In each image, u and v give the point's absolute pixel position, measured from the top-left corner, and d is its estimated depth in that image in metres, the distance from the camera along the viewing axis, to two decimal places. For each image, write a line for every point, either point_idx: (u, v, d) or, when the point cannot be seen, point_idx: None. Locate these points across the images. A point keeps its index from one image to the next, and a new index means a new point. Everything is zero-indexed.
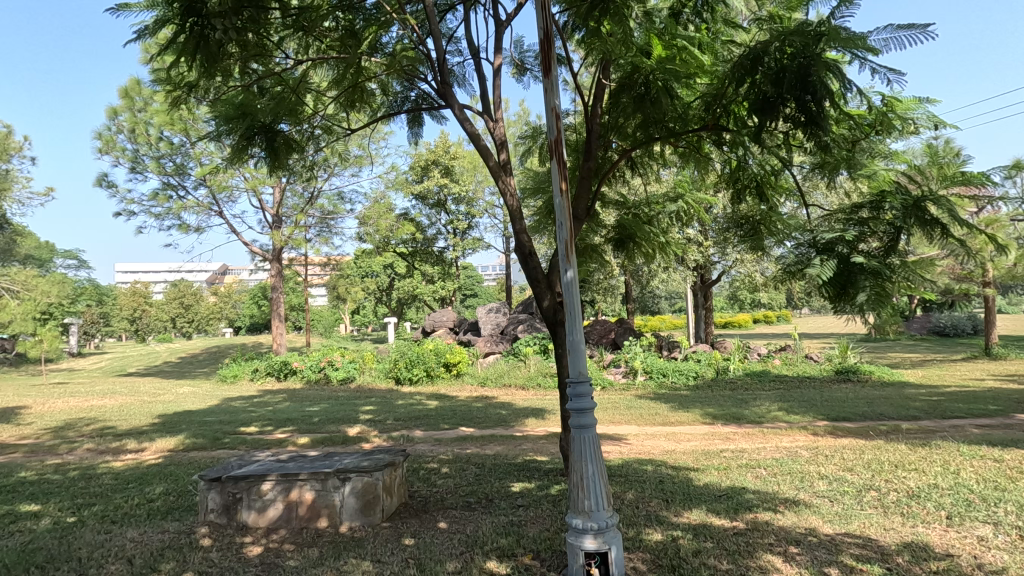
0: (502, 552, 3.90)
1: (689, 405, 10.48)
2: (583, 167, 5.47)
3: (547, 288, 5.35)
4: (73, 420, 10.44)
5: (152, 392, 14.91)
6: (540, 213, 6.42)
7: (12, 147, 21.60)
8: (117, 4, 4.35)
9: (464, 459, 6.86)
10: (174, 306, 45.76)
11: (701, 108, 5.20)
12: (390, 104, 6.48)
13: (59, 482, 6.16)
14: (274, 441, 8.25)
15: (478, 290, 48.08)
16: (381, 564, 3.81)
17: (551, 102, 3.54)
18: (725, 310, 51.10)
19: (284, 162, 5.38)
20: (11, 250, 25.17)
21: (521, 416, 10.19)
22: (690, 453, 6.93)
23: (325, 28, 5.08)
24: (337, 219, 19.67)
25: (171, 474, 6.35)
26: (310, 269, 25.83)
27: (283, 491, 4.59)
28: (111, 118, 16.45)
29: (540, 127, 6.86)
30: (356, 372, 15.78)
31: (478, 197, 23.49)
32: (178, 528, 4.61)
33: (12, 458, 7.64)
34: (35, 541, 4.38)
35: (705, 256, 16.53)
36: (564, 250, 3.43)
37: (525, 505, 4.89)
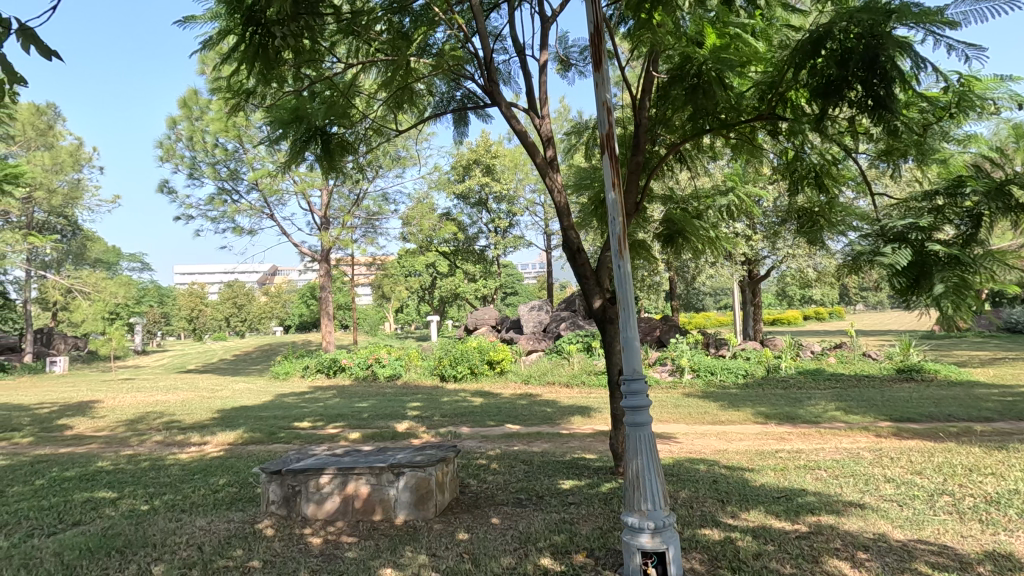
0: (556, 549, 3.89)
1: (740, 404, 10.20)
2: (631, 162, 5.39)
3: (596, 285, 5.31)
4: (142, 414, 11.07)
5: (210, 388, 15.62)
6: (588, 208, 6.35)
7: (84, 158, 23.13)
8: (184, 17, 4.58)
9: (512, 456, 6.90)
10: (228, 306, 47.76)
11: (755, 98, 5.04)
12: (436, 104, 6.54)
13: (132, 472, 6.55)
14: (327, 435, 8.52)
15: (518, 288, 48.25)
16: (437, 558, 3.86)
17: (603, 96, 3.49)
18: (774, 306, 49.49)
19: (338, 164, 5.51)
20: (83, 254, 26.95)
21: (566, 414, 10.16)
22: (744, 453, 6.74)
23: (376, 32, 5.18)
24: (382, 219, 20.09)
25: (233, 467, 6.65)
26: (356, 269, 26.51)
27: (340, 485, 4.72)
28: (170, 126, 17.25)
29: (585, 123, 6.80)
30: (402, 369, 16.13)
31: (519, 195, 23.56)
32: (242, 518, 4.80)
33: (89, 448, 8.15)
34: (114, 527, 4.65)
35: (754, 251, 16.04)
36: (617, 245, 3.37)
37: (576, 504, 4.86)
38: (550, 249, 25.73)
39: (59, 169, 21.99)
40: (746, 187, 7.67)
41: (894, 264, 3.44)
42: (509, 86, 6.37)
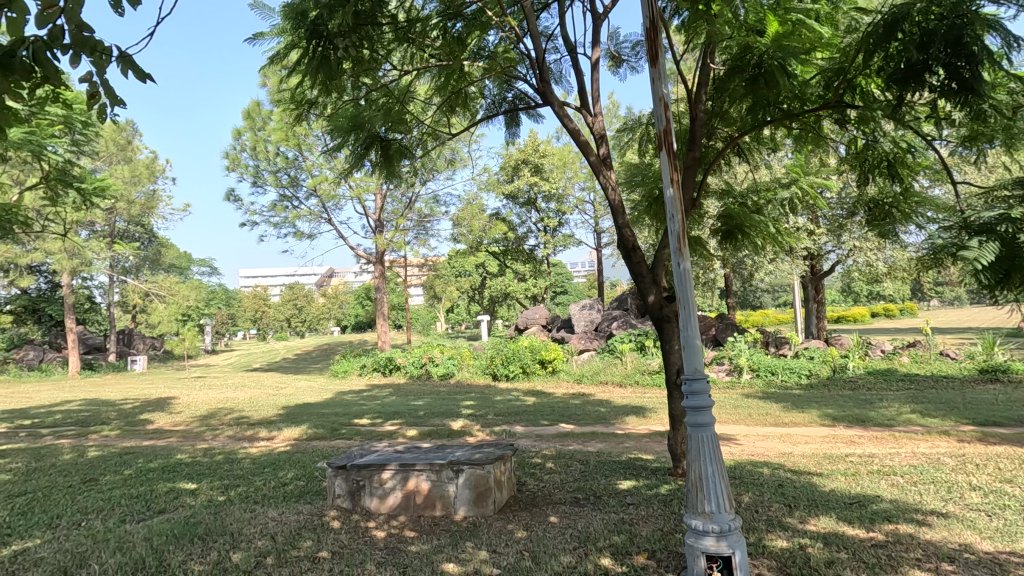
0: (616, 550, 3.86)
1: (805, 405, 9.79)
2: (687, 157, 5.26)
3: (652, 283, 5.23)
4: (214, 410, 11.74)
5: (274, 385, 16.38)
6: (642, 205, 6.25)
7: (158, 170, 24.71)
8: (253, 34, 4.85)
9: (567, 455, 6.89)
10: (289, 307, 49.95)
11: (820, 85, 4.83)
12: (489, 106, 6.59)
13: (208, 465, 6.97)
14: (385, 432, 8.76)
15: (568, 288, 48.04)
16: (497, 554, 3.91)
17: (660, 92, 3.39)
18: (838, 303, 47.10)
19: (395, 169, 5.65)
20: (158, 260, 28.82)
21: (620, 414, 10.06)
22: (810, 457, 6.46)
23: (430, 38, 5.28)
24: (433, 221, 20.50)
25: (300, 461, 6.95)
26: (408, 269, 27.14)
27: (401, 480, 4.87)
28: (236, 137, 18.18)
29: (638, 119, 6.71)
30: (455, 368, 16.39)
31: (568, 193, 23.51)
32: (311, 510, 5.02)
33: (169, 442, 8.72)
34: (195, 515, 4.97)
35: (817, 246, 15.33)
36: (676, 243, 3.27)
37: (635, 504, 4.81)
38: (600, 247, 25.44)
39: (137, 181, 23.60)
40: (809, 179, 7.36)
41: (978, 260, 3.19)
42: (560, 85, 6.34)
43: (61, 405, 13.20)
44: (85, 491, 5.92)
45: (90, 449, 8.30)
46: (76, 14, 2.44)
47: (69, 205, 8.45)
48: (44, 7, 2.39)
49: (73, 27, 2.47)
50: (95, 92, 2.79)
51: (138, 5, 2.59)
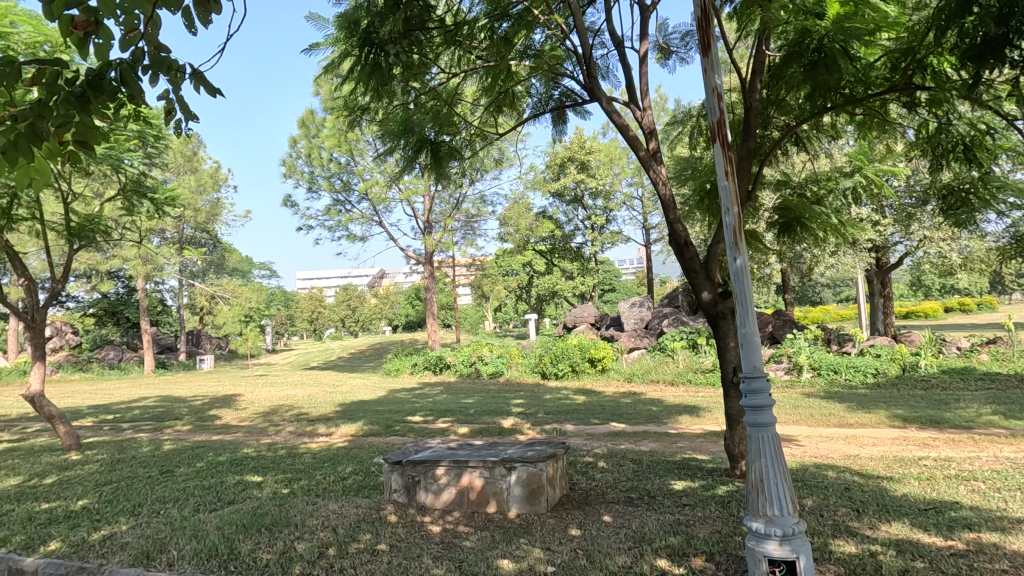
0: (672, 551, 3.79)
1: (871, 405, 9.29)
2: (741, 148, 5.09)
3: (706, 279, 5.10)
4: (276, 407, 12.29)
5: (331, 383, 16.96)
6: (693, 199, 6.09)
7: (221, 179, 26.03)
8: (309, 45, 5.06)
9: (619, 454, 6.82)
10: (343, 307, 51.63)
11: (886, 67, 4.58)
12: (536, 105, 6.60)
13: (272, 459, 7.31)
14: (437, 429, 8.93)
15: (616, 285, 47.44)
16: (551, 552, 3.91)
17: (712, 82, 3.26)
18: (908, 298, 44.44)
19: (445, 170, 5.73)
20: (223, 265, 30.38)
21: (673, 413, 9.85)
22: (879, 459, 6.13)
23: (476, 41, 5.33)
24: (480, 221, 20.71)
25: (357, 456, 7.19)
26: (456, 269, 27.51)
27: (455, 476, 4.96)
28: (292, 145, 18.93)
29: (688, 111, 6.54)
30: (504, 367, 16.48)
31: (616, 189, 23.33)
32: (369, 504, 5.18)
33: (236, 437, 9.20)
34: (263, 506, 5.23)
35: (883, 237, 14.50)
36: (732, 238, 3.15)
37: (691, 505, 4.71)
38: (649, 243, 24.98)
39: (202, 190, 24.96)
40: (874, 166, 6.98)
41: None
42: (607, 80, 6.27)
43: (139, 402, 14.14)
44: (162, 482, 6.33)
45: (166, 442, 8.86)
46: (155, 37, 2.61)
47: (144, 213, 9.03)
48: (127, 30, 2.57)
49: (152, 48, 2.65)
50: (171, 108, 2.97)
51: (210, 24, 2.73)
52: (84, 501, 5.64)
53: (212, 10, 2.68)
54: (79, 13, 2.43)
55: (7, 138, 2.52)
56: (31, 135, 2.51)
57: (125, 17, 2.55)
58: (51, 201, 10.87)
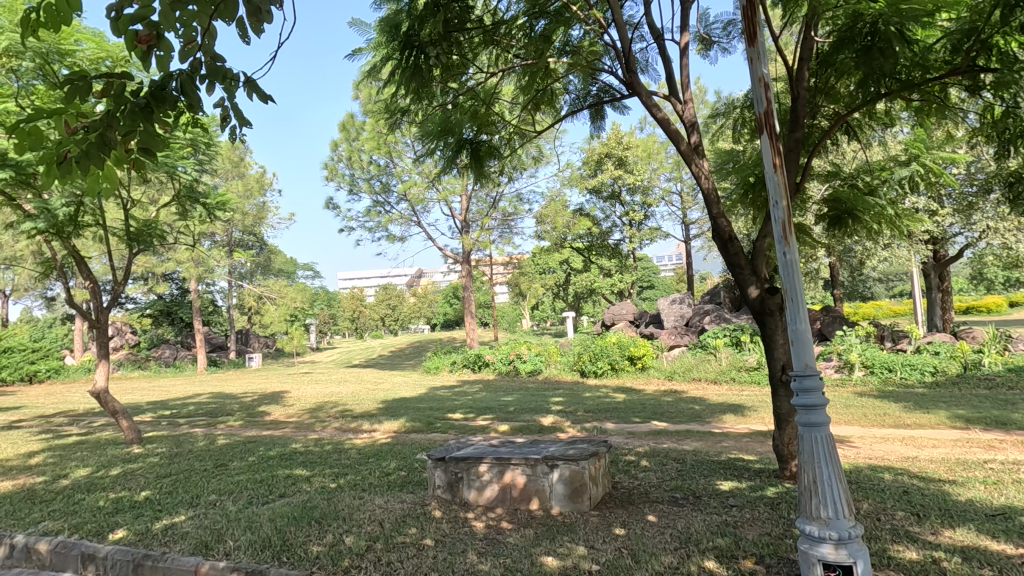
0: (720, 552, 3.72)
1: (930, 405, 8.85)
2: (788, 139, 4.91)
3: (752, 275, 4.97)
4: (321, 403, 12.65)
5: (373, 381, 17.33)
6: (737, 193, 5.92)
7: (267, 183, 26.95)
8: (352, 51, 5.19)
9: (662, 453, 6.73)
10: (383, 306, 52.66)
11: (947, 49, 4.35)
12: (573, 101, 6.55)
13: (319, 454, 7.54)
14: (478, 427, 9.02)
15: (655, 282, 46.82)
16: (596, 550, 3.89)
17: (758, 72, 3.11)
18: (968, 292, 42.06)
19: (484, 168, 5.76)
20: (269, 266, 31.45)
21: (716, 411, 9.65)
22: (940, 462, 5.84)
23: (513, 39, 5.33)
24: (517, 219, 20.76)
25: (400, 453, 7.32)
26: (494, 268, 27.66)
27: (498, 473, 4.99)
28: (333, 149, 19.40)
29: (731, 102, 6.37)
30: (542, 365, 16.49)
31: (654, 184, 23.16)
32: (414, 499, 5.27)
33: (285, 432, 9.53)
34: (312, 500, 5.40)
35: (942, 229, 13.76)
36: (781, 231, 3.01)
37: (738, 506, 4.60)
38: (688, 239, 24.47)
39: (249, 195, 25.89)
40: (931, 154, 6.64)
41: None
42: (647, 74, 6.18)
43: (194, 398, 14.81)
44: (218, 475, 6.62)
45: (220, 437, 9.25)
46: (211, 47, 2.72)
47: (197, 218, 9.42)
48: (186, 42, 2.68)
49: (209, 58, 2.76)
50: (226, 115, 3.08)
51: (262, 33, 2.82)
52: (146, 492, 5.96)
53: (264, 20, 2.77)
54: (142, 27, 2.56)
55: (80, 148, 2.69)
56: (101, 144, 2.67)
57: (183, 30, 2.66)
58: (112, 208, 11.48)
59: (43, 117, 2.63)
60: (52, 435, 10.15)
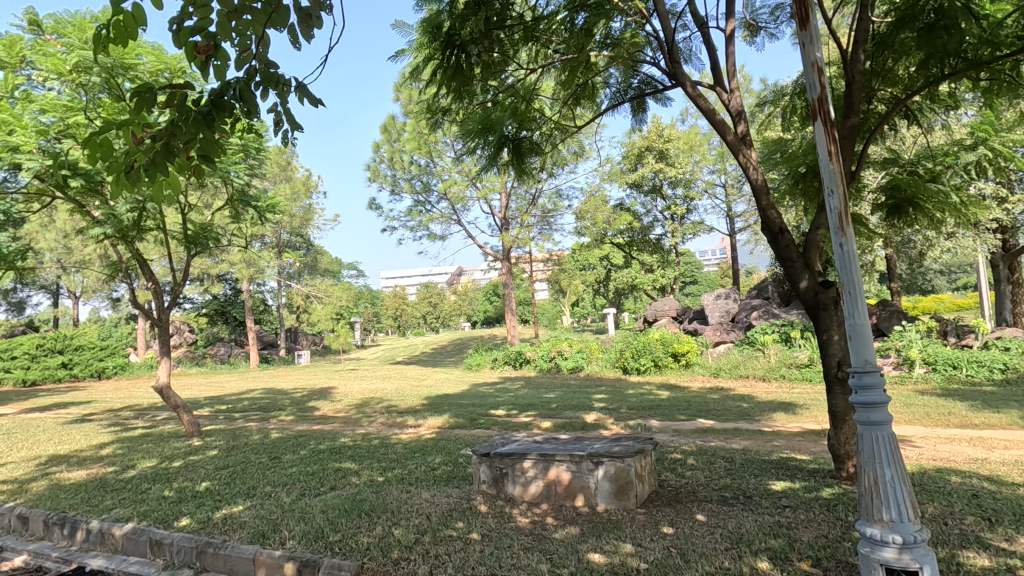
0: (773, 554, 3.62)
1: (1000, 405, 8.32)
2: (843, 126, 4.69)
3: (804, 268, 4.79)
4: (367, 399, 12.97)
5: (417, 377, 17.64)
6: (787, 183, 5.71)
7: (313, 186, 27.77)
8: (394, 53, 5.28)
9: (710, 451, 6.57)
10: (424, 305, 53.56)
11: (1019, 23, 4.08)
12: (615, 95, 6.48)
13: (366, 448, 7.73)
14: (521, 423, 9.04)
15: (697, 277, 45.83)
16: (643, 549, 3.85)
17: (811, 56, 2.96)
18: None
19: (526, 164, 5.76)
20: (316, 266, 32.44)
21: (766, 410, 9.35)
22: (1012, 464, 5.49)
23: (552, 34, 5.29)
24: (557, 216, 20.69)
25: (445, 448, 7.43)
26: (533, 265, 27.68)
27: (542, 470, 5.00)
28: (375, 150, 19.80)
29: (781, 89, 6.14)
30: (584, 361, 16.40)
31: (696, 177, 22.63)
32: (459, 494, 5.34)
33: (334, 427, 9.82)
34: (361, 493, 5.55)
35: (1012, 216, 12.90)
36: (837, 222, 2.85)
37: (792, 507, 4.45)
38: (733, 232, 23.80)
39: (296, 197, 26.77)
40: (1000, 138, 6.23)
41: None
42: (691, 63, 6.03)
43: (248, 394, 15.45)
44: (273, 467, 6.89)
45: (272, 431, 9.61)
46: (265, 55, 2.82)
47: (248, 220, 9.81)
48: (241, 51, 2.80)
49: (263, 65, 2.86)
50: (280, 119, 3.18)
51: (312, 38, 2.90)
52: (207, 482, 6.26)
53: (314, 25, 2.85)
54: (202, 38, 2.67)
55: (148, 156, 2.86)
56: (166, 152, 2.83)
57: (239, 40, 2.77)
58: (171, 213, 12.07)
59: (113, 129, 2.79)
60: (120, 428, 10.77)
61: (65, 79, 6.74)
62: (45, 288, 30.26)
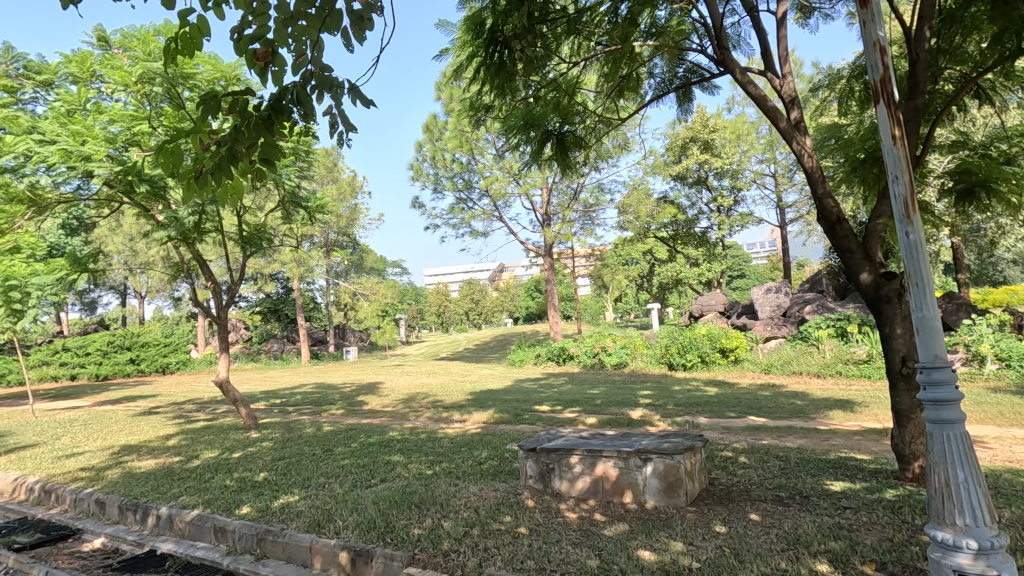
0: (834, 557, 3.48)
1: None
2: (907, 108, 4.44)
3: (865, 259, 4.56)
4: (414, 394, 13.21)
5: (462, 373, 17.86)
6: (844, 170, 5.46)
7: (358, 186, 28.43)
8: (439, 52, 5.34)
9: (763, 450, 6.38)
10: (467, 301, 54.21)
11: None
12: (659, 86, 6.35)
13: (414, 442, 7.88)
14: (566, 419, 9.02)
15: (746, 270, 44.43)
16: (694, 548, 3.76)
17: (873, 35, 2.81)
18: None
19: (571, 159, 5.70)
20: (363, 265, 33.26)
21: (822, 407, 9.00)
22: None
23: (594, 26, 5.22)
24: (599, 210, 20.49)
25: (491, 443, 7.49)
26: (576, 260, 27.50)
27: (589, 465, 4.99)
28: (418, 150, 20.08)
29: (838, 73, 5.87)
30: (628, 357, 16.20)
31: (744, 167, 21.91)
32: (507, 488, 5.37)
33: (382, 421, 10.06)
34: (410, 485, 5.66)
35: None
36: (903, 210, 2.68)
37: (853, 508, 4.27)
38: (784, 224, 22.96)
39: (342, 198, 27.47)
40: None
41: None
42: (739, 49, 5.85)
43: (300, 388, 16.05)
44: (326, 459, 7.13)
45: (324, 424, 9.94)
46: (319, 59, 2.90)
47: (299, 221, 10.14)
48: (297, 56, 2.89)
49: (318, 69, 2.94)
50: (334, 122, 3.27)
51: (364, 40, 2.97)
52: (265, 473, 6.53)
53: (366, 27, 2.92)
54: (260, 45, 2.77)
55: (213, 161, 3.00)
56: (231, 157, 2.97)
57: (295, 45, 2.86)
58: (227, 215, 12.60)
59: (180, 137, 2.94)
60: (184, 420, 11.37)
61: (131, 90, 7.15)
62: (115, 288, 32.25)
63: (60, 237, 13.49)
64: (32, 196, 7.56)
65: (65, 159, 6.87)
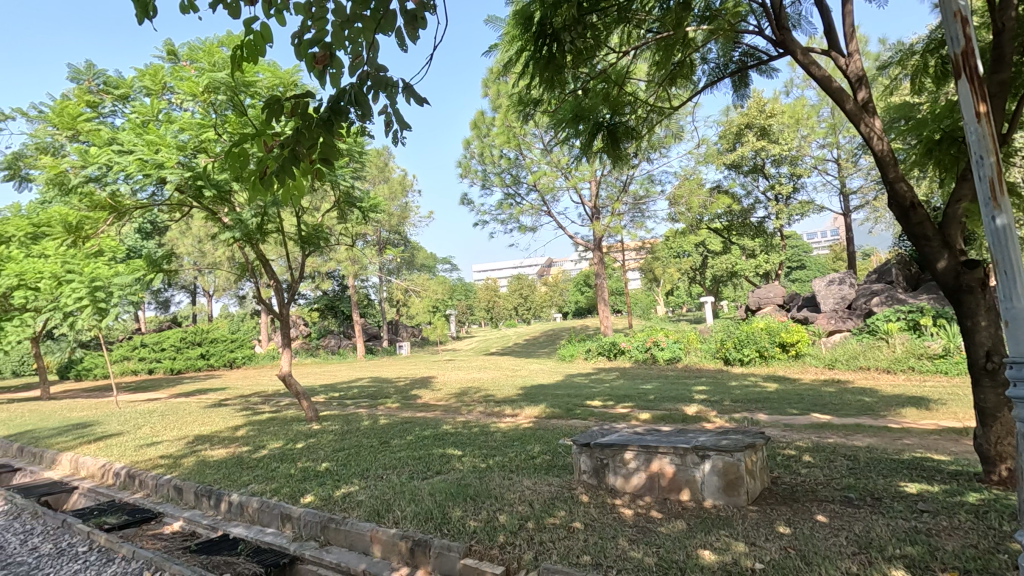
0: (910, 563, 3.29)
1: None
2: (991, 82, 4.11)
3: (943, 246, 4.26)
4: (466, 388, 13.41)
5: (512, 368, 17.97)
6: (917, 153, 5.11)
7: (408, 185, 29.02)
8: (488, 48, 5.37)
9: (829, 449, 6.09)
10: (516, 297, 54.51)
11: None
12: (714, 72, 6.13)
13: (467, 435, 8.00)
14: (619, 414, 8.92)
15: (806, 261, 42.51)
16: (758, 548, 3.65)
17: (953, 5, 2.61)
18: None
19: (623, 149, 5.59)
20: (414, 262, 33.98)
21: (893, 404, 8.51)
22: None
23: (644, 13, 5.09)
24: (649, 202, 20.09)
25: (543, 437, 7.50)
26: (626, 254, 27.09)
27: (645, 461, 4.91)
28: (466, 147, 20.25)
29: (909, 49, 5.50)
30: (682, 352, 15.84)
31: (804, 153, 20.91)
32: (561, 483, 5.37)
33: (436, 414, 10.27)
34: (465, 478, 5.74)
35: None
36: (988, 192, 2.45)
37: (930, 511, 4.01)
38: (848, 211, 21.79)
39: (394, 197, 28.11)
40: None
41: None
42: (800, 29, 5.56)
43: (357, 382, 16.59)
44: (384, 451, 7.34)
45: (381, 417, 10.24)
46: (374, 59, 2.96)
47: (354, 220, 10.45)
48: (353, 58, 2.97)
49: (373, 70, 3.01)
50: (388, 121, 3.34)
51: (418, 39, 3.02)
52: (326, 463, 6.79)
53: (419, 26, 2.96)
54: (319, 49, 2.87)
55: (277, 162, 3.13)
56: (293, 158, 3.10)
57: (352, 47, 2.94)
58: (288, 216, 13.16)
59: (247, 141, 3.08)
60: (250, 412, 11.97)
61: (198, 100, 7.56)
62: (186, 288, 34.28)
63: (138, 241, 14.43)
64: (112, 203, 8.13)
65: (141, 166, 7.41)
